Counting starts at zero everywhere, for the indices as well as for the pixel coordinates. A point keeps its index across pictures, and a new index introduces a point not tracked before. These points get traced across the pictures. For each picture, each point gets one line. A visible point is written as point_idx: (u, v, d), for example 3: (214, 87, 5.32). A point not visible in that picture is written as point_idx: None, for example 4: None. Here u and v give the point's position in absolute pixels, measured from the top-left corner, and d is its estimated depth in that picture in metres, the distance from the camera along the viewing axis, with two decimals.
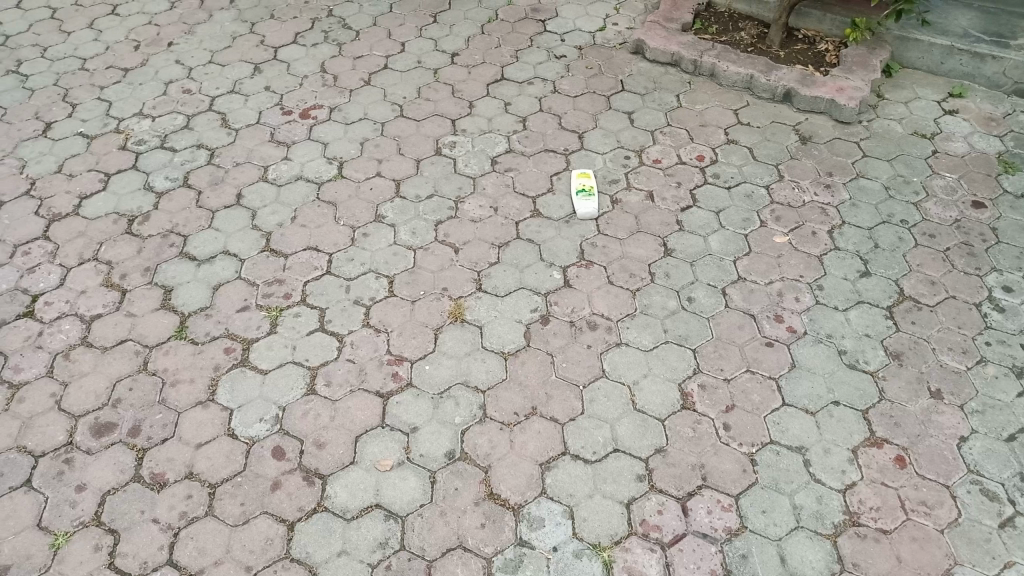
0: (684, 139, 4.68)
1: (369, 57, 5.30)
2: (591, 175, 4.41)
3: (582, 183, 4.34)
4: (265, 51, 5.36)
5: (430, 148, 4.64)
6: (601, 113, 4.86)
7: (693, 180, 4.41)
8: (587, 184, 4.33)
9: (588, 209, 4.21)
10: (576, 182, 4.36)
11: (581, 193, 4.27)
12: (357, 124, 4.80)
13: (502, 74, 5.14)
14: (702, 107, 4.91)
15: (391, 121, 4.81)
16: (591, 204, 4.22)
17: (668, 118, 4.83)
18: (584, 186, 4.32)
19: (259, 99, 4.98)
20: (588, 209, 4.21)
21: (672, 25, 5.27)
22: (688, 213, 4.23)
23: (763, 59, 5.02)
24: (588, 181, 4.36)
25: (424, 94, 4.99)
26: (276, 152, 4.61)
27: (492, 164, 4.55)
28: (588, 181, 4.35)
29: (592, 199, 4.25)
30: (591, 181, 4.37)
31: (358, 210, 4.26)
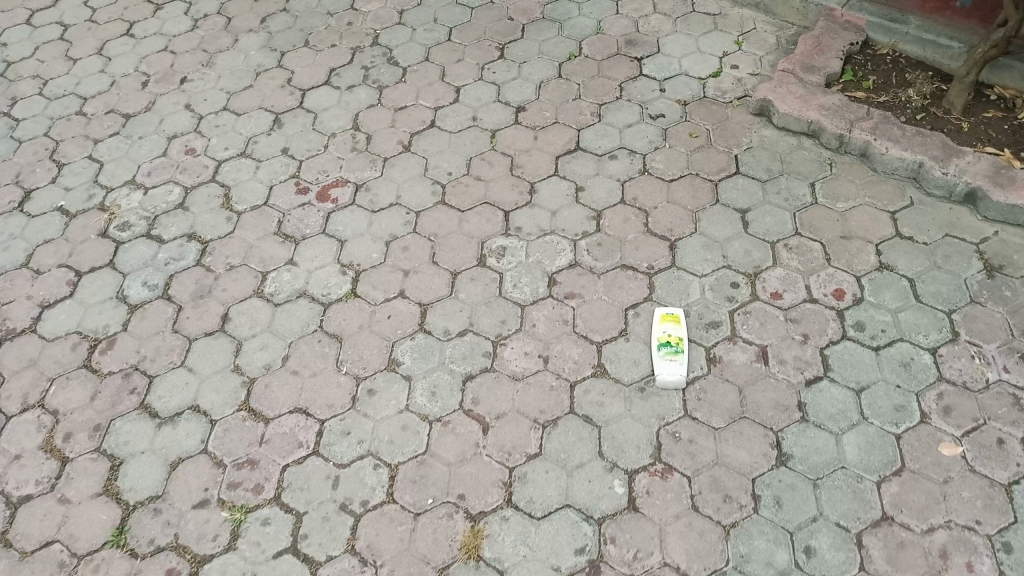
0: (816, 260, 3.42)
1: (414, 108, 4.23)
2: (681, 318, 3.23)
3: (666, 335, 3.17)
4: (290, 95, 4.38)
5: (471, 255, 3.57)
6: (703, 208, 3.63)
7: (825, 333, 3.19)
8: (675, 337, 3.16)
9: (674, 379, 3.06)
10: (659, 331, 3.19)
11: (664, 350, 3.12)
12: (385, 212, 3.76)
13: (578, 141, 3.97)
14: (846, 205, 3.60)
15: (428, 210, 3.75)
16: (679, 371, 3.06)
17: (797, 222, 3.55)
18: (669, 338, 3.16)
19: (273, 168, 4.01)
20: (675, 378, 3.06)
21: (812, 77, 3.95)
22: (815, 390, 3.04)
23: (939, 137, 3.64)
24: (676, 330, 3.19)
25: (475, 170, 3.90)
26: (280, 250, 3.65)
27: (549, 285, 3.46)
28: (676, 331, 3.18)
29: (681, 363, 3.09)
30: (679, 329, 3.20)
31: (366, 351, 3.26)
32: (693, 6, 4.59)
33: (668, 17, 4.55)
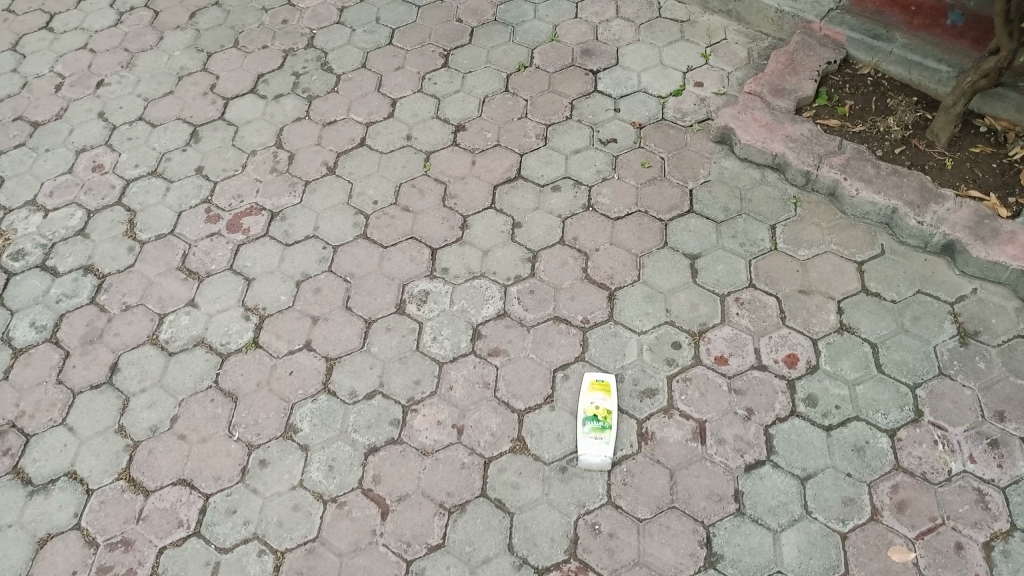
0: (769, 319, 3.06)
1: (344, 124, 3.86)
2: (612, 388, 2.88)
3: (593, 408, 2.83)
4: (212, 106, 4.03)
5: (389, 299, 3.22)
6: (649, 253, 3.28)
7: (772, 408, 2.85)
8: (602, 411, 2.82)
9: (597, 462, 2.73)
10: (586, 403, 2.84)
11: (589, 426, 2.78)
12: (299, 246, 3.44)
13: (519, 167, 3.59)
14: (808, 253, 3.23)
15: (347, 245, 3.41)
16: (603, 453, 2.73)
17: (752, 272, 3.19)
18: (596, 411, 2.82)
19: (184, 190, 3.69)
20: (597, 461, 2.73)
21: (781, 102, 3.55)
22: (755, 477, 2.71)
23: (916, 178, 3.26)
24: (604, 402, 2.84)
25: (403, 199, 3.54)
26: (180, 288, 3.34)
27: (472, 338, 3.11)
28: (604, 404, 2.84)
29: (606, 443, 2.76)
30: (609, 401, 2.85)
31: (261, 413, 2.97)
32: (659, 10, 4.17)
33: (630, 23, 4.13)
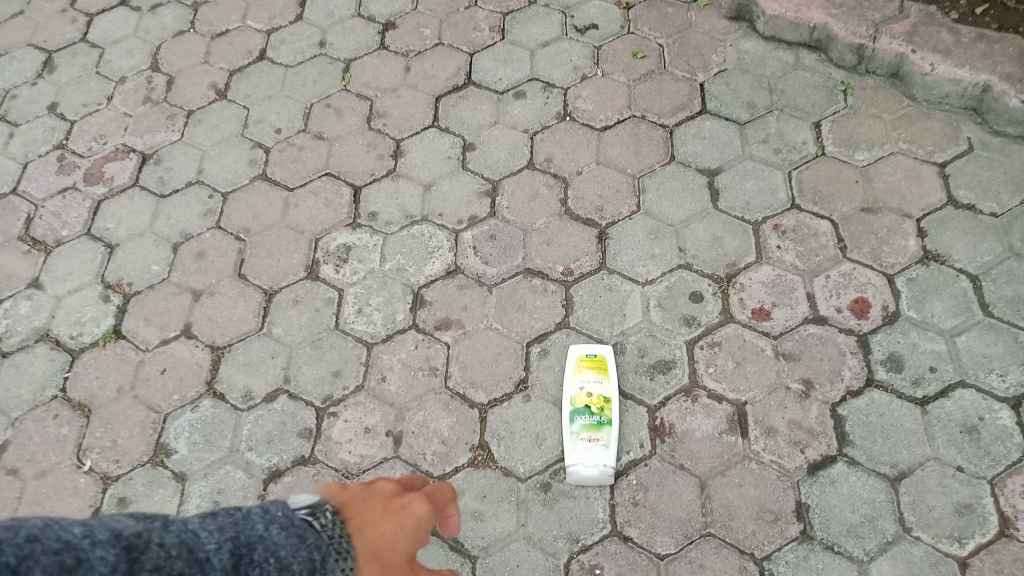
0: (824, 252, 2.19)
1: (239, 33, 2.94)
2: (611, 368, 2.04)
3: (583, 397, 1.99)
4: (72, 25, 3.09)
5: (297, 259, 2.36)
6: (649, 172, 2.39)
7: (839, 379, 2.00)
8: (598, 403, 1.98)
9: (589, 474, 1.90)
10: (573, 390, 2.01)
11: (580, 424, 1.95)
12: (178, 197, 2.56)
13: (469, 71, 2.67)
14: (869, 156, 2.34)
15: (242, 191, 2.53)
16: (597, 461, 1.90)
17: (794, 189, 2.31)
18: (589, 402, 1.98)
19: (32, 135, 2.80)
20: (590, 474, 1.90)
21: None
22: (824, 482, 1.87)
23: (1013, 44, 2.35)
24: (600, 389, 2.00)
25: (315, 123, 2.64)
26: (20, 265, 2.48)
27: (412, 307, 2.25)
28: (601, 391, 1.99)
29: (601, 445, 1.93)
30: (607, 387, 2.00)
31: (122, 432, 2.14)
32: None
33: None
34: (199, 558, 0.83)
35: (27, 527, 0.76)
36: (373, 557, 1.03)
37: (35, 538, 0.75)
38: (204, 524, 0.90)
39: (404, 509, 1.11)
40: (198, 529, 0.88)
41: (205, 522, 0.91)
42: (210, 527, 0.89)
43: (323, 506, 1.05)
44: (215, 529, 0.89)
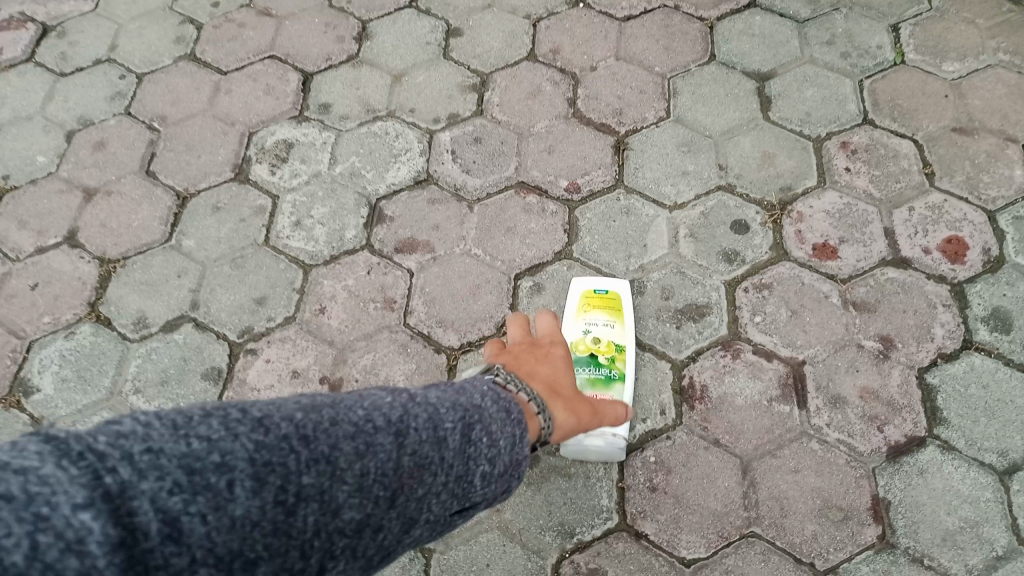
0: (906, 179, 1.69)
1: None
2: (626, 310, 1.51)
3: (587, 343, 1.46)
4: None
5: (223, 156, 1.83)
6: (681, 72, 1.88)
7: (927, 338, 1.50)
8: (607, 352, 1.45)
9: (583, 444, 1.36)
10: (573, 335, 1.49)
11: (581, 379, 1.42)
12: (81, 76, 2.01)
13: None
14: (961, 67, 1.85)
15: (162, 73, 1.99)
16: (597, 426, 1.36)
17: (866, 101, 1.81)
18: (595, 351, 1.45)
19: None
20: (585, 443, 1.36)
21: None
22: (909, 472, 1.37)
23: None
24: (610, 335, 1.47)
25: None
26: None
27: (367, 223, 1.72)
28: (612, 338, 1.47)
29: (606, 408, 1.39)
30: (619, 335, 1.48)
31: None
32: None
33: None
34: (441, 437, 0.77)
35: (322, 408, 0.70)
36: (553, 394, 1.04)
37: (332, 425, 0.69)
38: (436, 395, 0.82)
39: (548, 356, 1.14)
40: (437, 403, 0.80)
41: (439, 392, 0.83)
42: (445, 402, 0.81)
43: (492, 367, 1.01)
44: (451, 407, 0.81)
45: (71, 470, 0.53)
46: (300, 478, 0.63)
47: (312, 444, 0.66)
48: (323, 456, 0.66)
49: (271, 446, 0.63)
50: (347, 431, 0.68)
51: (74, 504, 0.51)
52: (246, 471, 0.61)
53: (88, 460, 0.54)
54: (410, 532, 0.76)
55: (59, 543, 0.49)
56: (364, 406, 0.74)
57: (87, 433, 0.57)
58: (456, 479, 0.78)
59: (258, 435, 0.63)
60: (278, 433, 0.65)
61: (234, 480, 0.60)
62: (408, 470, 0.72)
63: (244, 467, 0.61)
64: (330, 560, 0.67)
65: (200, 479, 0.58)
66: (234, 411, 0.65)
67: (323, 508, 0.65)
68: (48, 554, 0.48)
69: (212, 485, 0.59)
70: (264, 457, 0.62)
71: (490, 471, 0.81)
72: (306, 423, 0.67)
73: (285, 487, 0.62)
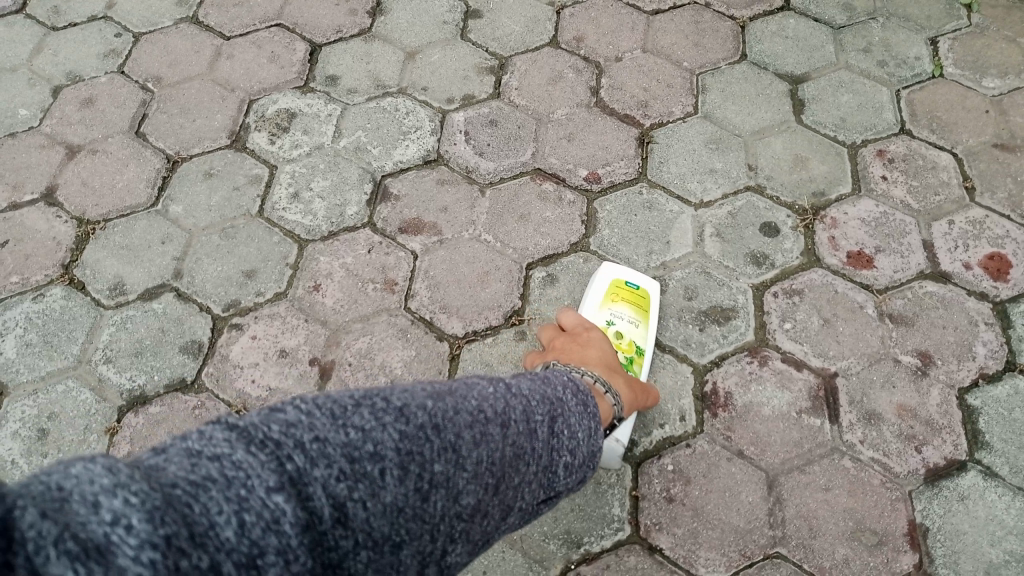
0: (945, 192, 1.60)
1: None
2: (653, 312, 1.41)
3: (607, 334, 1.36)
4: None
5: (219, 122, 1.71)
6: (710, 69, 1.79)
7: (968, 356, 1.40)
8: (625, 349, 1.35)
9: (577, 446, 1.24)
10: (594, 322, 1.39)
11: None
12: (73, 31, 1.89)
13: None
14: (1001, 84, 1.77)
15: (161, 33, 1.88)
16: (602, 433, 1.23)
17: (903, 111, 1.72)
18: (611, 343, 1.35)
19: None
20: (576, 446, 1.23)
21: None
22: (949, 497, 1.26)
23: None
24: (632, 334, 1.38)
25: None
26: None
27: (370, 201, 1.60)
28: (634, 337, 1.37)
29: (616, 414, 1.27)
30: (642, 337, 1.38)
31: None
32: None
33: None
34: (535, 426, 0.79)
35: (447, 394, 0.73)
36: (611, 370, 1.18)
37: (457, 412, 0.72)
38: (529, 386, 0.84)
39: (592, 337, 1.27)
40: (529, 395, 0.82)
41: (533, 385, 0.85)
42: (536, 394, 0.83)
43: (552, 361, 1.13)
44: (541, 399, 0.82)
45: (260, 455, 0.59)
46: (434, 466, 0.67)
47: (443, 432, 0.69)
48: (450, 443, 0.69)
49: (412, 436, 0.67)
50: (469, 419, 0.72)
51: (268, 487, 0.57)
52: (394, 460, 0.65)
53: (268, 447, 0.60)
54: (507, 521, 0.78)
55: (260, 524, 0.55)
56: (479, 393, 0.76)
57: (262, 421, 0.62)
58: (546, 468, 0.80)
59: (401, 424, 0.67)
60: (415, 423, 0.68)
61: (385, 468, 0.64)
62: (514, 459, 0.75)
63: (393, 456, 0.65)
64: (451, 545, 0.72)
65: (359, 467, 0.63)
66: (378, 398, 0.69)
67: (451, 495, 0.69)
68: (252, 532, 0.54)
69: (368, 474, 0.63)
70: (407, 446, 0.66)
71: (571, 463, 0.83)
72: (437, 411, 0.70)
73: (421, 475, 0.66)
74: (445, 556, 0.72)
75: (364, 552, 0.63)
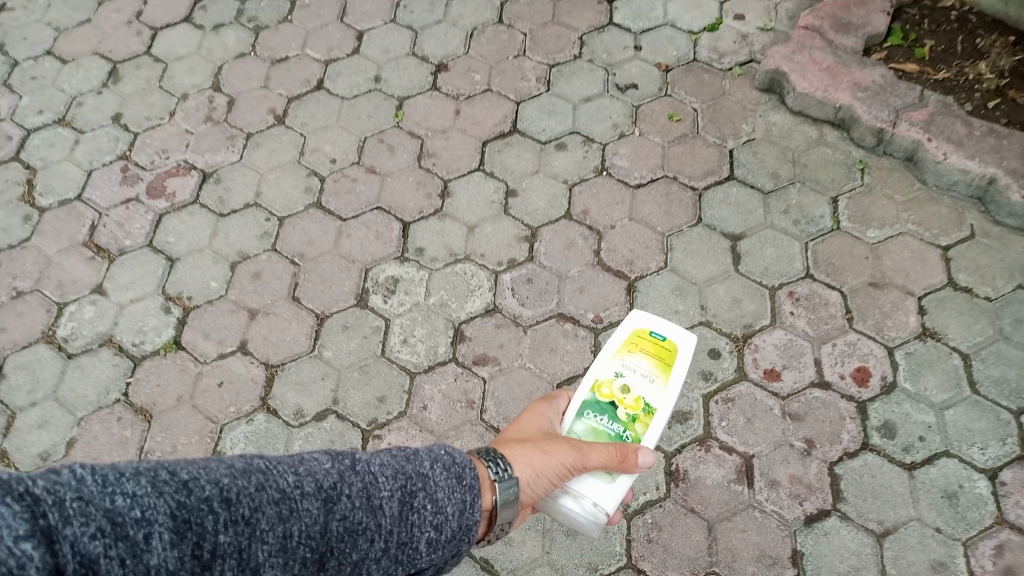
0: (833, 322, 2.41)
1: (298, 61, 3.11)
2: (670, 380, 1.79)
3: (612, 388, 1.76)
4: (137, 37, 3.27)
5: (347, 287, 2.56)
6: (676, 232, 2.60)
7: (838, 441, 2.21)
8: (629, 403, 1.73)
9: (556, 504, 1.64)
10: (622, 374, 1.79)
11: (602, 409, 1.72)
12: (237, 216, 2.73)
13: (514, 119, 2.88)
14: (879, 234, 2.56)
15: (298, 216, 2.71)
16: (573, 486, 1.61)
17: (809, 259, 2.52)
18: (623, 396, 1.75)
19: (98, 144, 2.97)
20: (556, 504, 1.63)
21: (845, 41, 2.82)
22: (817, 532, 2.09)
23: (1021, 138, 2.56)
24: (639, 390, 1.76)
25: (369, 157, 2.83)
26: (85, 271, 2.64)
27: (452, 342, 2.45)
28: (640, 390, 1.75)
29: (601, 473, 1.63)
30: (650, 398, 1.75)
31: (183, 437, 2.32)
32: None
33: None
34: (377, 506, 1.03)
35: (252, 474, 0.94)
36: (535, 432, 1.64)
37: (259, 490, 0.92)
38: (383, 462, 1.09)
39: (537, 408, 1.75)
40: (379, 475, 1.06)
41: (389, 463, 1.10)
42: (386, 469, 1.08)
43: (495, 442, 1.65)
44: (391, 476, 1.07)
45: (15, 506, 0.73)
46: (217, 537, 0.86)
47: (233, 506, 0.89)
48: (241, 517, 0.89)
49: (191, 508, 0.85)
50: (273, 498, 0.93)
51: (17, 535, 0.72)
52: (166, 525, 0.83)
53: (26, 501, 0.75)
54: None
55: None
56: (303, 474, 0.98)
57: (28, 477, 0.77)
58: (399, 543, 1.05)
59: (182, 495, 0.86)
60: (200, 496, 0.87)
61: (151, 534, 0.81)
62: (335, 533, 0.98)
63: (164, 522, 0.83)
64: None
65: (120, 530, 0.80)
66: (164, 471, 0.87)
67: (239, 563, 0.88)
68: None
69: (130, 536, 0.80)
70: (184, 514, 0.85)
71: (437, 536, 1.10)
72: (232, 487, 0.90)
73: (201, 545, 0.85)
74: None
75: None
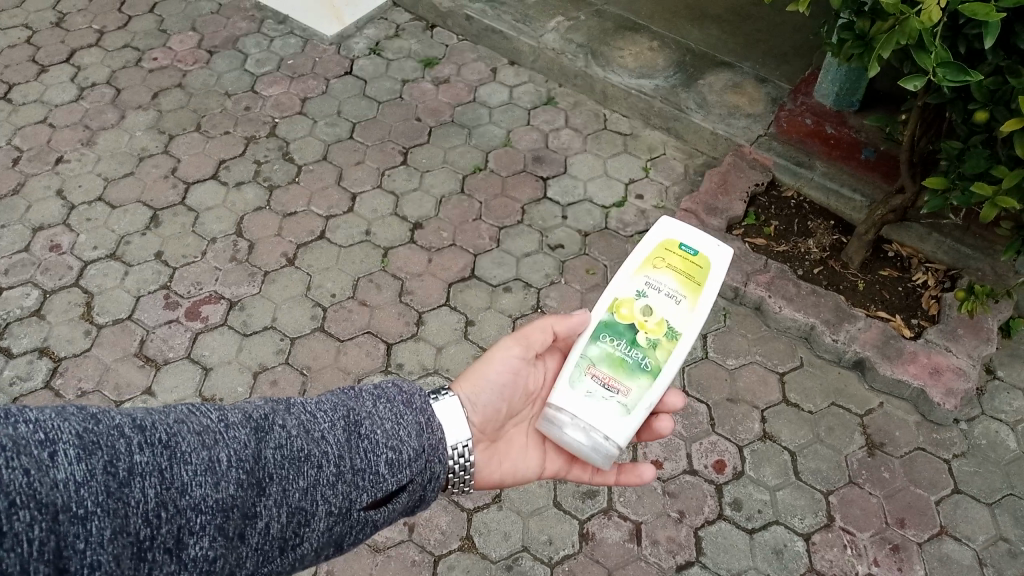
0: (700, 426, 3.34)
1: (305, 216, 4.02)
2: (690, 306, 2.17)
3: (633, 311, 2.15)
4: (173, 188, 4.13)
5: None
6: None
7: (701, 512, 3.10)
8: (650, 326, 2.12)
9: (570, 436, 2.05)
10: (648, 297, 2.17)
11: (627, 328, 2.12)
12: (257, 337, 3.55)
13: (472, 267, 3.82)
14: (735, 362, 3.54)
15: (305, 337, 3.55)
16: (576, 414, 2.03)
17: (684, 381, 3.48)
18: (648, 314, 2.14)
19: (144, 275, 3.77)
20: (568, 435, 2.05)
21: (713, 221, 3.88)
22: None
23: (832, 298, 3.60)
24: (659, 316, 2.14)
25: (361, 293, 3.71)
26: (138, 376, 3.41)
27: None
28: (660, 315, 2.14)
29: (610, 399, 2.03)
30: (669, 322, 2.13)
31: None
32: (605, 123, 4.52)
33: (578, 133, 4.46)
34: (319, 437, 1.33)
35: (170, 414, 1.18)
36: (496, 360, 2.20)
37: (176, 426, 1.16)
38: (315, 404, 1.39)
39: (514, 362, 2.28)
40: (316, 411, 1.37)
41: (330, 402, 1.42)
42: (322, 407, 1.39)
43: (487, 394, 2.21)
44: (329, 413, 1.39)
45: None
46: (134, 457, 1.08)
47: (147, 432, 1.12)
48: (159, 442, 1.12)
49: (98, 432, 1.07)
50: (195, 429, 1.17)
51: None
52: (71, 444, 1.04)
53: None
54: (287, 518, 1.24)
55: None
56: (236, 411, 1.27)
57: None
58: (349, 464, 1.34)
59: (89, 423, 1.08)
60: (109, 424, 1.09)
61: (55, 451, 1.02)
62: (271, 458, 1.24)
63: (68, 440, 1.04)
64: (172, 532, 1.09)
65: (25, 448, 0.99)
66: (73, 408, 1.09)
67: (163, 480, 1.09)
68: None
69: (36, 453, 1.00)
70: (90, 437, 1.06)
71: (394, 457, 1.41)
72: (145, 420, 1.14)
73: (114, 463, 1.06)
74: (155, 541, 1.07)
75: (24, 511, 0.95)
